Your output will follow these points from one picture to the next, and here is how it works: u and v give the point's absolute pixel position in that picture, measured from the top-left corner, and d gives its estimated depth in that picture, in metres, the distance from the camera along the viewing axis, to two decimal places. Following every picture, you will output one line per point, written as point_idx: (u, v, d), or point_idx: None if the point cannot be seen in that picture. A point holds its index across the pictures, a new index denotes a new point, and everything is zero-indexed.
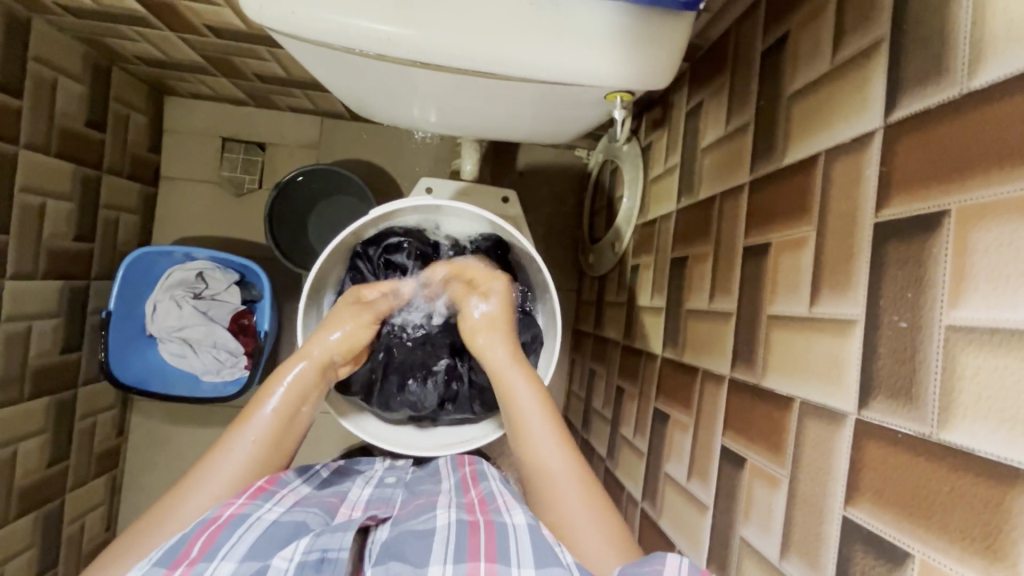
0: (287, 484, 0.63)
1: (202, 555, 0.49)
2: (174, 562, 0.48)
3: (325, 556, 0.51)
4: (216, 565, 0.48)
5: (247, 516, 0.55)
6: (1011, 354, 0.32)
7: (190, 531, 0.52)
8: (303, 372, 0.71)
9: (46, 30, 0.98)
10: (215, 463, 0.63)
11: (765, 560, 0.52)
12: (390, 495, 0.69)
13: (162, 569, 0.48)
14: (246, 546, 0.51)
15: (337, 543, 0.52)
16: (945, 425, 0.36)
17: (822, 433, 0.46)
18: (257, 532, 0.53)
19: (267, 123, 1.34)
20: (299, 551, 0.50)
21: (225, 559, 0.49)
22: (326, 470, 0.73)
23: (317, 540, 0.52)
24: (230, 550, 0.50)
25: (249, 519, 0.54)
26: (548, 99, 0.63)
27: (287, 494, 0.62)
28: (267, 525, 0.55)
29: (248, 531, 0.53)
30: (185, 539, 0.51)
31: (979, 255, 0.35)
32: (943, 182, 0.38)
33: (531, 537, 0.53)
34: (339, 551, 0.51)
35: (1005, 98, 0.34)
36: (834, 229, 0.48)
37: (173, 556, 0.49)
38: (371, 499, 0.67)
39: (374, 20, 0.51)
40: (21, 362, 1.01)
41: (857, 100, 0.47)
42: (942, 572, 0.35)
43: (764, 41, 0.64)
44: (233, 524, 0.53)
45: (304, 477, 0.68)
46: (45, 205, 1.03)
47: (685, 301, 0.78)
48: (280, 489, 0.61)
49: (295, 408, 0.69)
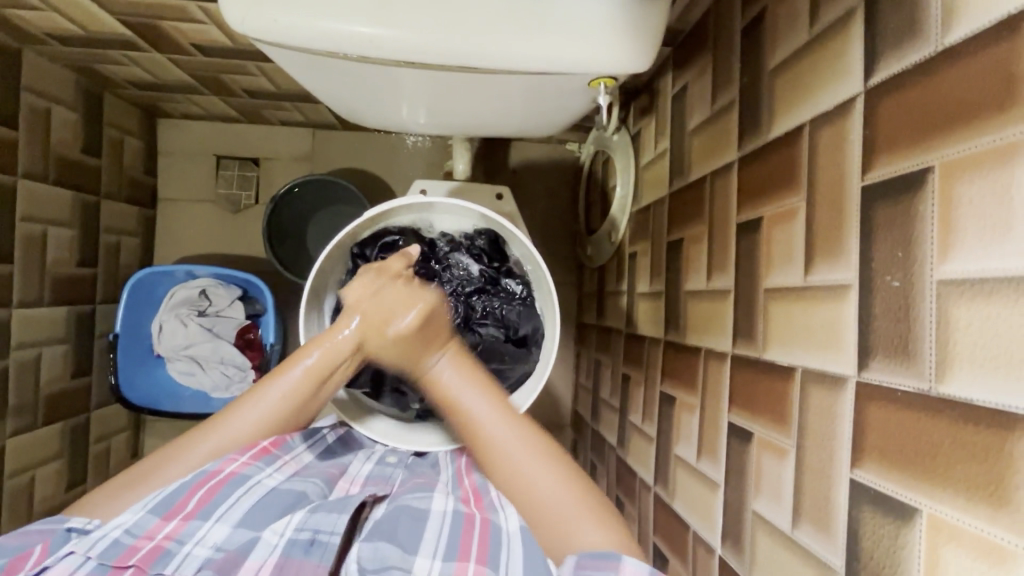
0: (291, 450, 0.68)
1: (198, 512, 0.57)
2: (170, 512, 0.56)
3: (315, 539, 0.55)
4: (209, 526, 0.56)
5: (248, 478, 0.61)
6: (1003, 301, 0.32)
7: (191, 480, 0.59)
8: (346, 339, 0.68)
9: (37, 61, 1.00)
10: (241, 411, 0.65)
11: (778, 530, 0.53)
12: (390, 474, 0.73)
13: (157, 517, 0.56)
14: (240, 512, 0.58)
15: (329, 525, 0.56)
16: (943, 378, 0.36)
17: (825, 399, 0.46)
18: (252, 498, 0.60)
19: (259, 138, 1.35)
20: (291, 528, 0.56)
21: (219, 522, 0.57)
22: (332, 434, 0.80)
23: (310, 519, 0.57)
24: (226, 513, 0.58)
25: (249, 483, 0.60)
26: (533, 90, 0.63)
27: (288, 462, 0.67)
28: (263, 491, 0.61)
29: (245, 496, 0.59)
30: (183, 490, 0.58)
31: (965, 208, 0.35)
32: (924, 138, 0.38)
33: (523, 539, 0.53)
34: (330, 535, 0.55)
35: (978, 51, 0.35)
36: (823, 197, 0.49)
37: (169, 506, 0.57)
38: (371, 475, 0.72)
39: (356, 24, 0.52)
40: (33, 388, 1.02)
41: (837, 68, 0.48)
42: (950, 524, 0.35)
43: (743, 19, 0.65)
44: (233, 483, 0.60)
45: (309, 443, 0.73)
46: (47, 232, 1.05)
47: (684, 283, 0.78)
48: (282, 454, 0.66)
49: (326, 379, 0.68)
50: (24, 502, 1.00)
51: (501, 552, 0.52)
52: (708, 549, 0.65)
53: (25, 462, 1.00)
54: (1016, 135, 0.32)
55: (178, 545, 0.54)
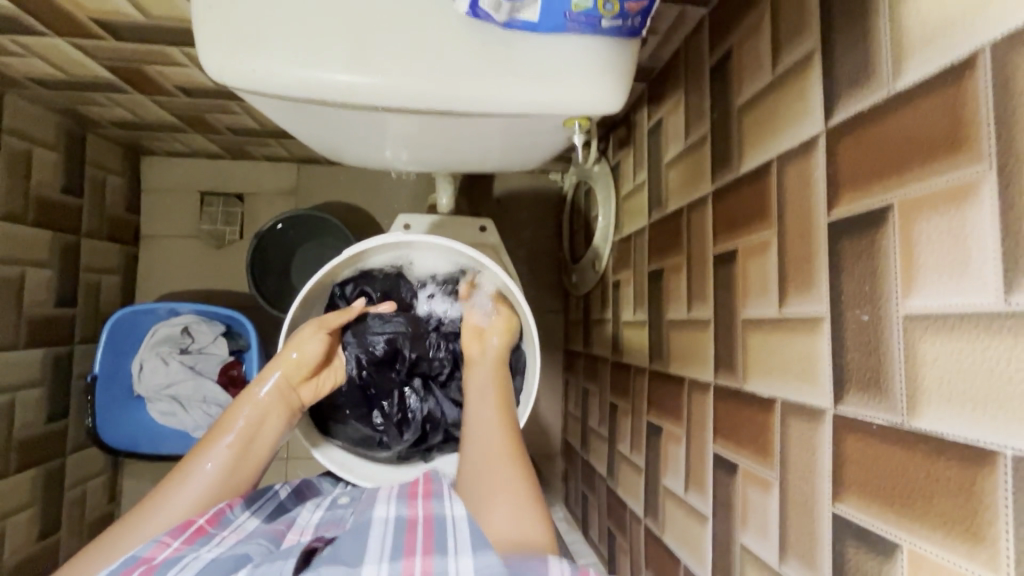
0: (230, 523, 0.61)
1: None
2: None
3: None
4: None
5: (182, 556, 0.52)
6: (965, 336, 0.33)
7: (116, 571, 0.50)
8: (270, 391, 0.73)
9: (18, 104, 1.00)
10: (177, 486, 0.64)
11: (766, 565, 0.52)
12: (340, 517, 0.70)
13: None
14: None
15: (276, 571, 0.49)
16: (915, 412, 0.36)
17: (805, 431, 0.47)
18: (190, 571, 0.50)
19: (244, 174, 1.36)
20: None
21: None
22: (285, 490, 0.76)
23: (256, 570, 0.49)
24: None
25: (183, 559, 0.52)
26: (510, 130, 0.65)
27: (229, 535, 0.59)
28: (203, 562, 0.51)
29: (180, 570, 0.50)
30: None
31: (924, 245, 0.36)
32: (883, 178, 0.40)
33: (469, 526, 0.54)
34: None
35: (926, 97, 0.36)
36: (793, 231, 0.50)
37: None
38: (321, 523, 0.67)
39: (333, 71, 0.53)
40: (6, 435, 0.99)
41: (800, 108, 0.50)
42: (930, 560, 0.35)
43: (711, 58, 0.67)
44: (165, 564, 0.51)
45: (253, 509, 0.67)
46: (25, 273, 1.03)
47: (666, 312, 0.79)
48: (220, 531, 0.59)
49: (256, 436, 0.70)
50: None
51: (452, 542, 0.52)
52: None
53: None
54: (968, 177, 0.33)
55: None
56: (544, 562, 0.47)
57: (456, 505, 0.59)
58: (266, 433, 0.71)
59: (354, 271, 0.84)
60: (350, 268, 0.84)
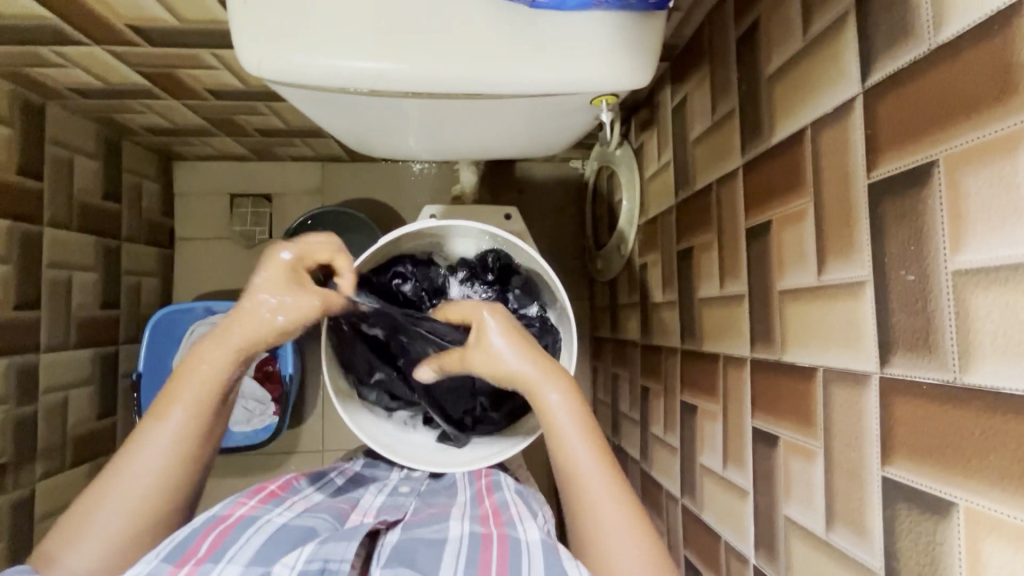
0: (298, 492, 0.69)
1: (210, 555, 0.53)
2: (182, 558, 0.53)
3: (326, 566, 0.53)
4: (221, 567, 0.52)
5: (257, 518, 0.60)
6: (1020, 286, 0.33)
7: (201, 527, 0.57)
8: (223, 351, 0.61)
9: (59, 115, 1.04)
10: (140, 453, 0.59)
11: (812, 535, 0.52)
12: (402, 504, 0.70)
13: (170, 565, 0.52)
14: (252, 551, 0.55)
15: (339, 552, 0.55)
16: (968, 368, 0.36)
17: (849, 397, 0.46)
18: (263, 535, 0.58)
19: (271, 174, 1.39)
20: (303, 559, 0.54)
21: (231, 562, 0.53)
22: (342, 477, 0.77)
23: (321, 548, 0.55)
24: (236, 553, 0.54)
25: (258, 523, 0.59)
26: (537, 111, 0.65)
27: (297, 501, 0.66)
28: (275, 528, 0.59)
29: (256, 535, 0.57)
30: (193, 537, 0.55)
31: (973, 196, 0.35)
32: (926, 134, 0.39)
33: (542, 553, 0.54)
34: (341, 563, 0.54)
35: (969, 48, 0.36)
36: (831, 198, 0.49)
37: (181, 552, 0.54)
38: (384, 505, 0.68)
39: (364, 59, 0.54)
40: (62, 431, 1.04)
41: (834, 72, 0.49)
42: (989, 516, 0.34)
43: (738, 30, 0.66)
44: (242, 525, 0.58)
45: (317, 485, 0.72)
46: (72, 277, 1.08)
47: (697, 291, 0.78)
48: (290, 496, 0.67)
49: (216, 393, 0.61)
50: None
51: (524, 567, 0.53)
52: (742, 560, 0.64)
53: (55, 504, 1.01)
54: (1017, 125, 0.33)
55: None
56: None
57: (531, 529, 0.59)
58: (225, 389, 0.62)
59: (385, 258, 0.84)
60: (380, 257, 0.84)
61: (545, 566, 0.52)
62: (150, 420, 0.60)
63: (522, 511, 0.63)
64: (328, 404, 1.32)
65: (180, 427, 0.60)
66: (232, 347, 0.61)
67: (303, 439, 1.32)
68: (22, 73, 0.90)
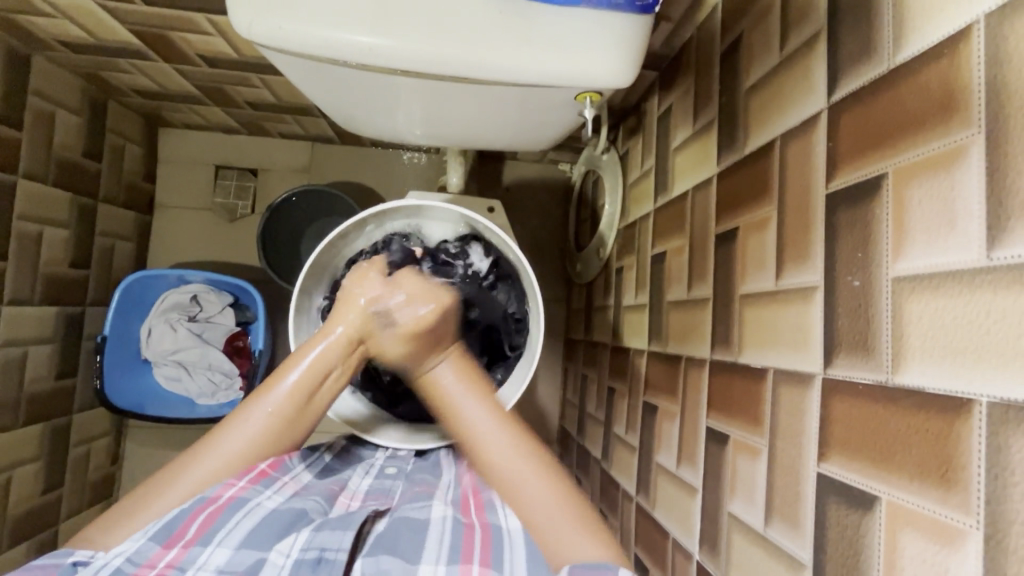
0: (290, 471, 0.64)
1: (198, 538, 0.53)
2: (171, 539, 0.53)
3: (322, 556, 0.53)
4: (210, 551, 0.53)
5: (246, 501, 0.57)
6: (948, 293, 0.35)
7: (190, 507, 0.55)
8: (325, 353, 0.65)
9: (45, 67, 1.03)
10: (228, 435, 0.60)
11: (751, 531, 0.53)
12: (389, 488, 0.69)
13: (158, 545, 0.53)
14: (243, 534, 0.55)
15: (336, 542, 0.54)
16: (899, 369, 0.38)
17: (794, 396, 0.48)
18: (254, 520, 0.56)
19: (258, 150, 1.38)
20: (298, 548, 0.54)
21: (220, 546, 0.53)
22: (329, 453, 0.75)
23: (316, 537, 0.55)
24: (226, 536, 0.54)
25: (248, 505, 0.57)
26: (524, 100, 0.67)
27: (288, 482, 0.63)
28: (265, 512, 0.58)
29: (246, 519, 0.56)
30: (181, 517, 0.55)
31: (915, 207, 0.38)
32: (881, 147, 0.41)
33: (527, 549, 0.54)
34: (337, 552, 0.53)
35: (923, 68, 0.38)
36: (792, 207, 0.51)
37: (169, 533, 0.53)
38: (371, 490, 0.68)
39: (355, 33, 0.55)
40: (17, 387, 1.01)
41: (804, 86, 0.51)
42: (906, 509, 0.36)
43: (722, 44, 0.69)
44: (231, 508, 0.56)
45: (307, 462, 0.69)
46: (43, 232, 1.06)
47: (666, 294, 0.80)
48: (282, 476, 0.62)
49: (314, 388, 0.64)
50: None
51: (506, 559, 0.52)
52: (686, 556, 0.66)
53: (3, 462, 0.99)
54: (957, 142, 0.35)
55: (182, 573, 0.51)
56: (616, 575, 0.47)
57: (513, 517, 0.59)
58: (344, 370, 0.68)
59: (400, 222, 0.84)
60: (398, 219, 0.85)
61: (528, 558, 0.53)
62: (247, 403, 0.62)
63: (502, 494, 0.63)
64: None
65: (274, 412, 0.62)
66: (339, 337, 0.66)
67: None
68: (10, 19, 0.89)
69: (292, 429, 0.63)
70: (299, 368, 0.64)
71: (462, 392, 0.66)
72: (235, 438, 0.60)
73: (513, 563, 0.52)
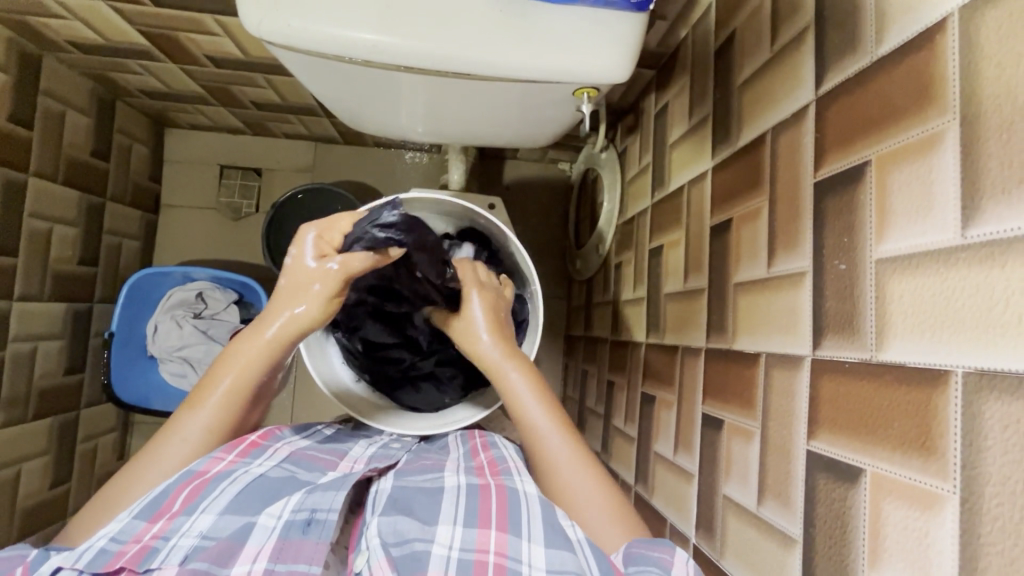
0: (281, 440, 0.64)
1: (184, 508, 0.51)
2: (157, 514, 0.51)
3: (313, 516, 0.52)
4: (194, 518, 0.51)
5: (234, 470, 0.56)
6: (925, 273, 0.37)
7: (176, 482, 0.53)
8: (256, 352, 0.62)
9: (56, 67, 1.05)
10: (169, 447, 0.57)
11: (745, 511, 0.55)
12: (393, 454, 0.67)
13: (143, 521, 0.51)
14: (228, 500, 0.53)
15: (326, 503, 0.54)
16: (883, 346, 0.40)
17: (785, 378, 0.50)
18: (240, 486, 0.54)
19: (263, 149, 1.41)
20: (289, 509, 0.52)
21: (204, 513, 0.51)
22: (330, 429, 0.74)
23: (307, 498, 0.54)
24: (212, 502, 0.52)
25: (236, 473, 0.56)
26: (524, 96, 0.69)
27: (280, 448, 0.63)
28: (253, 479, 0.55)
29: (232, 485, 0.54)
30: (168, 492, 0.52)
31: (896, 192, 0.39)
32: (865, 136, 0.43)
33: (541, 505, 0.52)
34: (328, 513, 0.53)
35: (904, 59, 0.40)
36: (783, 197, 0.53)
37: (155, 508, 0.51)
38: (375, 454, 0.66)
39: (361, 31, 0.57)
40: (26, 381, 1.03)
41: (793, 80, 0.53)
42: (890, 478, 0.38)
43: (716, 42, 0.71)
44: (219, 477, 0.55)
45: (304, 434, 0.69)
46: (52, 229, 1.08)
47: (663, 286, 0.82)
48: (273, 444, 0.62)
49: (257, 386, 0.62)
50: (9, 495, 1.00)
51: (522, 517, 0.51)
52: (684, 540, 0.67)
53: (13, 454, 1.00)
54: (934, 128, 0.37)
55: (166, 542, 0.49)
56: (671, 555, 0.47)
57: (528, 481, 0.56)
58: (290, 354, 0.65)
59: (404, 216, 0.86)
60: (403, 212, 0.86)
61: (543, 516, 0.50)
62: (183, 413, 0.59)
63: (518, 464, 0.61)
64: (300, 380, 1.33)
65: (219, 416, 0.60)
66: (276, 339, 0.62)
67: (272, 413, 1.32)
68: (23, 21, 0.91)
69: (243, 419, 0.62)
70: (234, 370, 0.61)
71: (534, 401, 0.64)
72: (195, 426, 0.59)
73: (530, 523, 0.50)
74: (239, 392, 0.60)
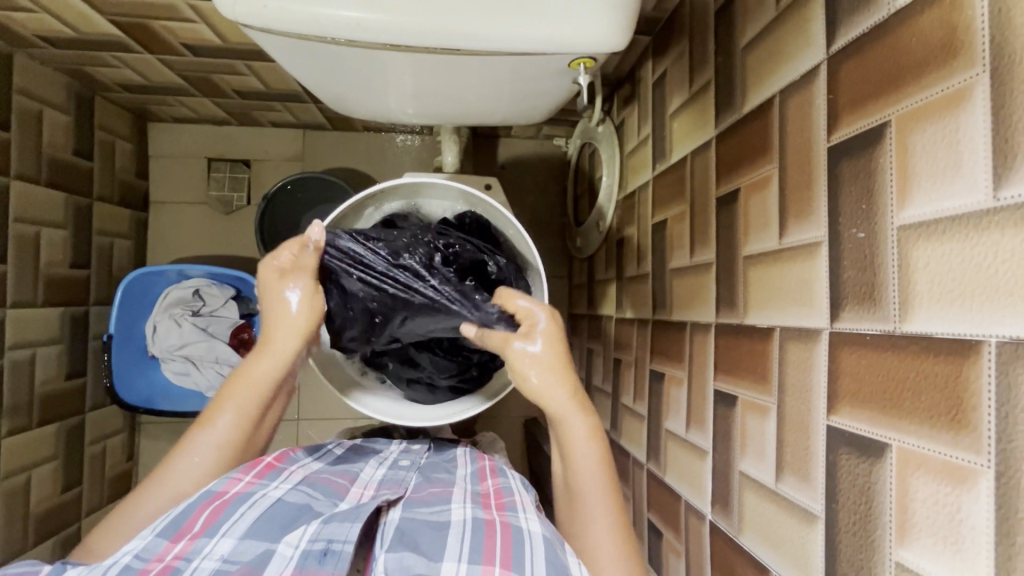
0: (296, 462, 0.65)
1: (206, 529, 0.51)
2: (178, 534, 0.50)
3: (329, 548, 0.50)
4: (216, 541, 0.49)
5: (252, 493, 0.56)
6: (952, 238, 0.35)
7: (196, 502, 0.53)
8: (266, 375, 0.62)
9: (29, 64, 1.01)
10: (180, 466, 0.59)
11: (763, 487, 0.54)
12: (403, 478, 0.67)
13: (165, 540, 0.50)
14: (247, 525, 0.52)
15: (343, 534, 0.51)
16: (907, 318, 0.38)
17: (801, 352, 0.49)
18: (259, 511, 0.54)
19: (250, 140, 1.37)
20: (306, 539, 0.51)
21: (225, 536, 0.50)
22: (340, 448, 0.74)
23: (324, 529, 0.52)
24: (232, 526, 0.51)
25: (254, 497, 0.55)
26: (519, 70, 0.65)
27: (295, 471, 0.63)
28: (270, 503, 0.55)
29: (251, 509, 0.54)
30: (189, 512, 0.52)
31: (919, 154, 0.37)
32: (883, 96, 0.40)
33: (546, 547, 0.50)
34: (344, 544, 0.50)
35: (927, 9, 0.37)
36: (793, 163, 0.51)
37: (177, 527, 0.51)
38: (385, 479, 0.65)
39: (343, 8, 0.54)
40: (28, 389, 1.02)
41: (802, 38, 0.50)
42: (916, 453, 0.37)
43: (716, 2, 0.67)
44: (239, 500, 0.54)
45: (315, 455, 0.69)
46: (40, 233, 1.05)
47: (669, 261, 0.80)
48: (288, 466, 0.63)
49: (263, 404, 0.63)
50: (20, 502, 1.00)
51: (527, 557, 0.49)
52: (699, 516, 0.67)
53: (21, 462, 1.00)
54: (961, 83, 0.34)
55: (188, 563, 0.47)
56: None
57: (533, 519, 0.54)
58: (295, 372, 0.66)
59: (403, 203, 0.84)
60: (399, 200, 0.84)
61: (546, 555, 0.49)
62: (194, 431, 0.61)
63: (524, 500, 0.59)
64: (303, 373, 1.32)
65: (228, 433, 0.61)
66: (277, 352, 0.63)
67: None
68: None
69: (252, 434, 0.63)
70: (238, 393, 0.62)
71: (587, 460, 0.60)
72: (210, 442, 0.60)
73: (533, 564, 0.48)
74: (245, 413, 0.62)
